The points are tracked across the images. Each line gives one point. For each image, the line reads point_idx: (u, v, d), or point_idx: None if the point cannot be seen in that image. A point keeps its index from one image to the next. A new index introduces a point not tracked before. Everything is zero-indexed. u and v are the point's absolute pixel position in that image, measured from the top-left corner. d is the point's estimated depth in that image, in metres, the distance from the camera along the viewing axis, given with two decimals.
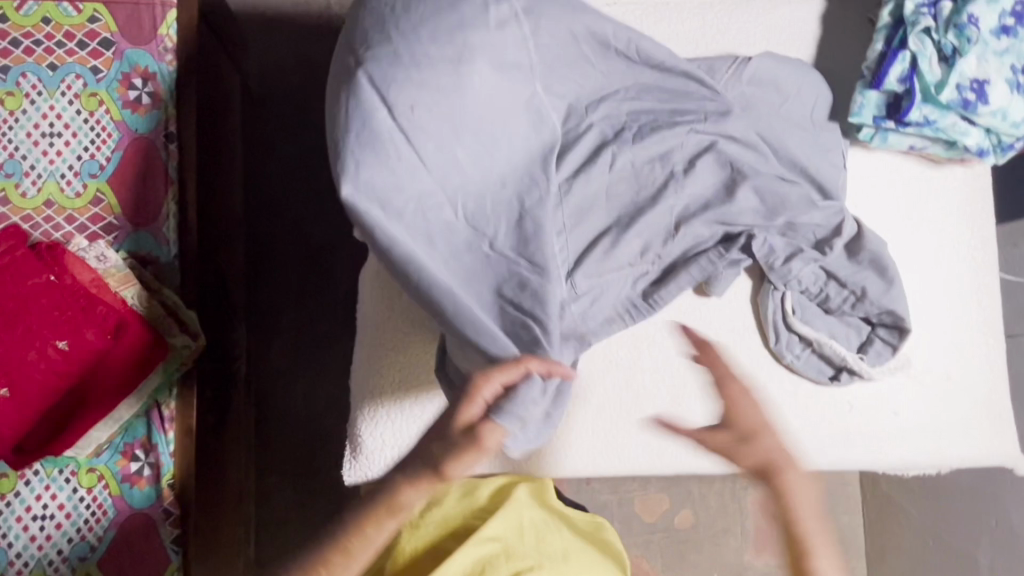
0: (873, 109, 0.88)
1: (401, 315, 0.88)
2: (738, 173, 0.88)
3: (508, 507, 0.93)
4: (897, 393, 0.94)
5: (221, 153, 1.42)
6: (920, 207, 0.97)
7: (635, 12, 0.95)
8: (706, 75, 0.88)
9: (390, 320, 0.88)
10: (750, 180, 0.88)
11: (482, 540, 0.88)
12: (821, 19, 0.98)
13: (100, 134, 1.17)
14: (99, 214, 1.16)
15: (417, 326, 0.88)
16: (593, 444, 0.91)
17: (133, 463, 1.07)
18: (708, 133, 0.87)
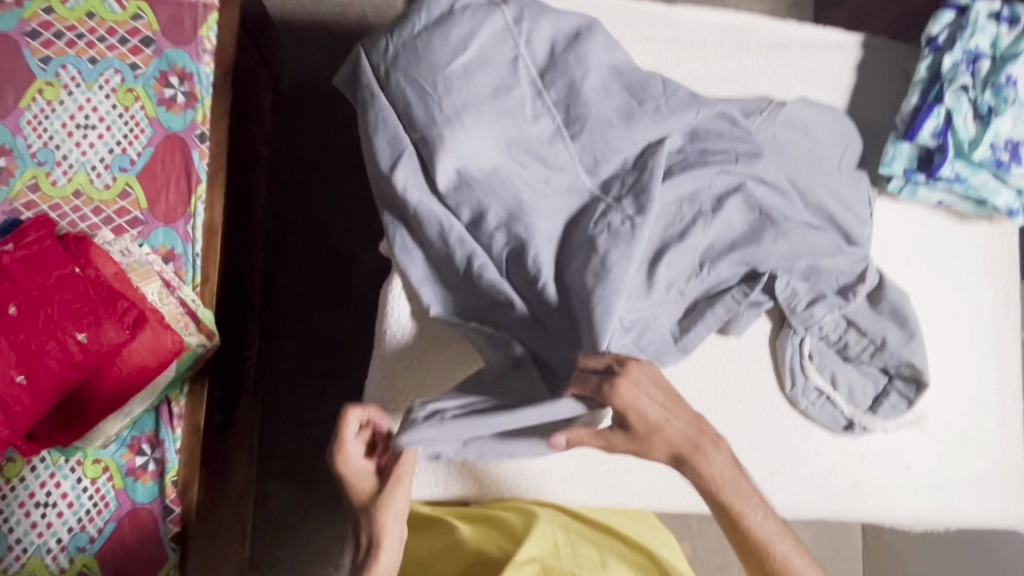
0: (904, 161, 0.88)
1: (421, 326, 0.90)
2: (765, 216, 0.88)
3: (536, 528, 0.79)
4: (910, 446, 0.93)
5: (248, 155, 1.44)
6: (946, 261, 0.96)
7: (672, 47, 0.95)
8: (738, 117, 0.89)
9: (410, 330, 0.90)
10: (777, 223, 0.88)
11: (517, 563, 0.73)
12: (857, 67, 0.98)
13: (133, 129, 1.19)
14: (126, 207, 1.16)
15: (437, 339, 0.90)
16: (608, 479, 0.91)
17: (139, 458, 1.12)
18: (737, 174, 0.87)
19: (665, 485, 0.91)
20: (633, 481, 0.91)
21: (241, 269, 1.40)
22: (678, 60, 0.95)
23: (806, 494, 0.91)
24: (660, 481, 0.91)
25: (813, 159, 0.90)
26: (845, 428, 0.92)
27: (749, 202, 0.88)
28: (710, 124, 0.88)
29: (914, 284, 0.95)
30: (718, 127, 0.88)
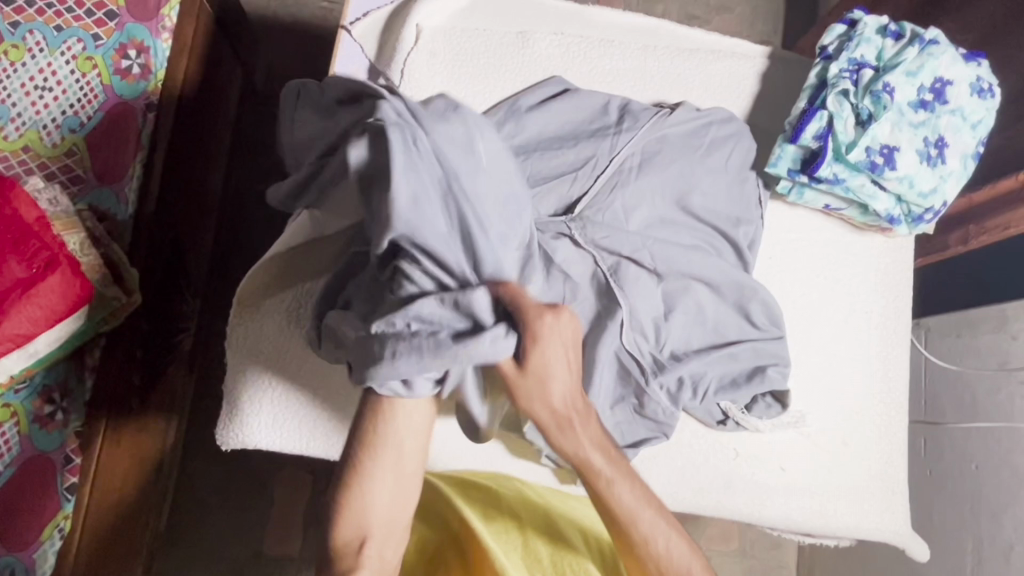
0: (788, 161, 0.90)
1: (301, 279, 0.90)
2: (645, 207, 0.90)
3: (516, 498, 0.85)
4: (786, 447, 0.93)
5: (211, 137, 1.44)
6: (836, 268, 0.98)
7: (582, 43, 0.99)
8: (623, 120, 0.91)
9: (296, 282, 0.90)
10: (656, 214, 0.90)
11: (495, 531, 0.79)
12: (760, 77, 1.02)
13: (87, 95, 1.21)
14: (70, 166, 1.19)
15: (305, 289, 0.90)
16: (651, 475, 0.90)
17: (46, 406, 1.12)
18: (614, 173, 0.89)
19: (659, 487, 0.90)
20: (644, 476, 0.89)
21: (184, 232, 1.37)
22: (585, 56, 0.99)
23: (676, 485, 0.90)
24: (658, 482, 0.90)
25: (706, 155, 0.92)
26: (718, 421, 0.91)
27: (628, 199, 0.89)
28: (592, 123, 0.91)
29: (798, 288, 0.97)
30: (602, 133, 0.90)
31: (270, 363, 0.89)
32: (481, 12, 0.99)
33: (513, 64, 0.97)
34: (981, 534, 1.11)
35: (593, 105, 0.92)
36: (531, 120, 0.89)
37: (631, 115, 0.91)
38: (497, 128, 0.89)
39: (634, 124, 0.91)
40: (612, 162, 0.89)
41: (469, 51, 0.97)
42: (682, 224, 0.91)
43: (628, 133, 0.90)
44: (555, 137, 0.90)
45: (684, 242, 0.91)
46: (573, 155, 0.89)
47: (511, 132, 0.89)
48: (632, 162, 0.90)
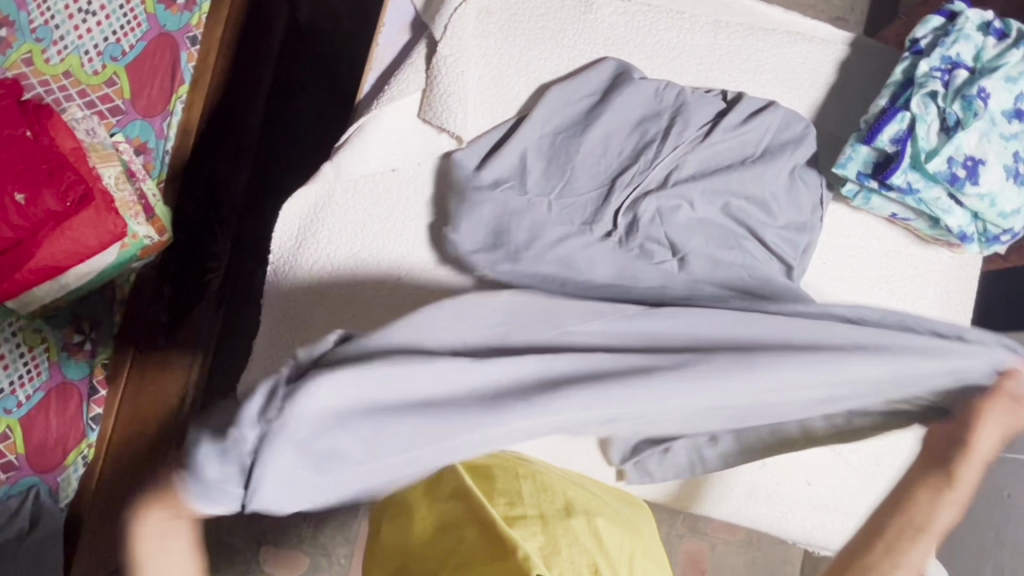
0: (859, 164, 0.84)
1: (342, 235, 0.86)
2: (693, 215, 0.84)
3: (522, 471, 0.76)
4: (816, 464, 0.89)
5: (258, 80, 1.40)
6: (894, 281, 0.92)
7: (648, 14, 0.92)
8: (671, 122, 0.85)
9: (338, 238, 0.86)
10: (702, 221, 0.84)
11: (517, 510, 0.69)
12: (839, 65, 0.94)
13: (130, 22, 1.22)
14: (109, 95, 1.20)
15: (345, 246, 0.86)
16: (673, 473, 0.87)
17: (76, 335, 1.15)
18: (658, 179, 0.85)
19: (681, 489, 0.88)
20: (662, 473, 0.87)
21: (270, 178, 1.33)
22: (650, 27, 0.92)
23: (694, 488, 0.88)
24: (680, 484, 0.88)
25: (763, 154, 0.86)
26: None
27: (671, 200, 0.84)
28: (637, 125, 0.86)
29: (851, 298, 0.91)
30: (649, 134, 0.86)
31: (311, 312, 0.85)
32: None
33: (572, 32, 0.91)
34: (1003, 564, 1.06)
35: (643, 91, 0.87)
36: (573, 130, 0.87)
37: (682, 113, 0.86)
38: (540, 125, 0.87)
39: (686, 120, 0.85)
40: (657, 172, 0.84)
41: (527, 12, 0.91)
42: (727, 233, 0.85)
43: (677, 136, 0.85)
44: (598, 144, 0.86)
45: (729, 251, 0.84)
46: (617, 160, 0.86)
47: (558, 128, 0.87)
48: (674, 160, 0.85)
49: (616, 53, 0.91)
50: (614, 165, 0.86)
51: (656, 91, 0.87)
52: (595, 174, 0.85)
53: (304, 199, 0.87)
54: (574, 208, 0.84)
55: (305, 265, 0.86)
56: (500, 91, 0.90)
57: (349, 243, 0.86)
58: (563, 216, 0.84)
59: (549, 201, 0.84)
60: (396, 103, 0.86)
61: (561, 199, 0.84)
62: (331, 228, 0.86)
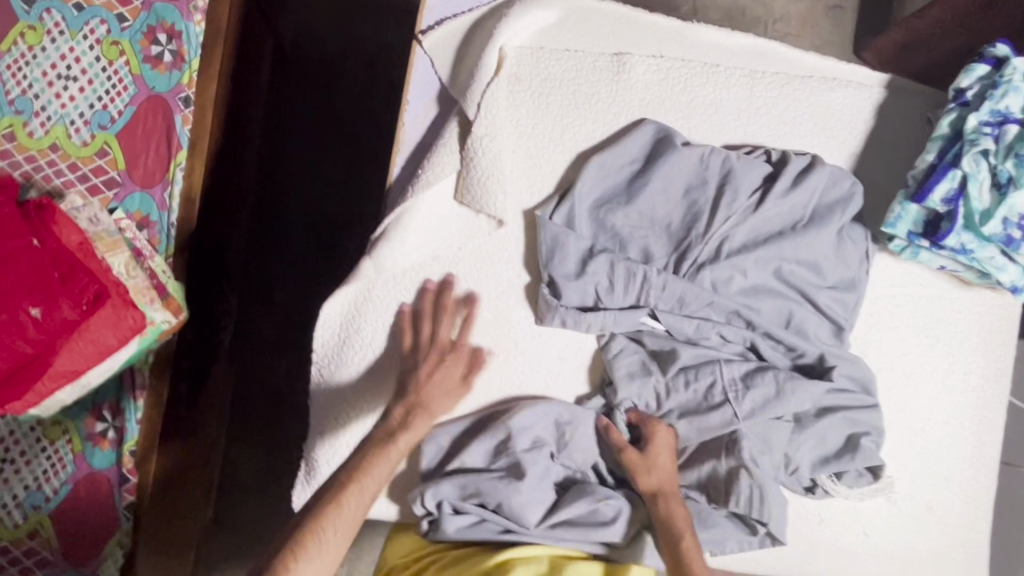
0: (909, 223, 0.83)
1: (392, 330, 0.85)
2: (745, 291, 0.84)
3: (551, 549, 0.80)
4: (872, 514, 0.90)
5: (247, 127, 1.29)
6: (939, 326, 0.92)
7: (681, 70, 0.88)
8: (720, 193, 0.83)
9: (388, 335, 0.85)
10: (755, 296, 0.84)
11: None
12: (876, 109, 0.91)
13: (115, 85, 1.13)
14: (103, 166, 1.13)
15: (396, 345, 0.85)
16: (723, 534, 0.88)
17: (99, 425, 1.11)
18: (708, 255, 0.83)
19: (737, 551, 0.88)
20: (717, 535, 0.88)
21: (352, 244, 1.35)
22: (684, 84, 0.88)
23: (755, 552, 0.89)
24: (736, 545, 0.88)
25: (811, 217, 0.84)
26: (806, 489, 0.89)
27: (721, 271, 0.82)
28: (683, 197, 0.84)
29: (897, 348, 0.91)
30: (697, 205, 0.83)
31: (370, 408, 0.85)
32: (569, 31, 0.88)
33: (606, 95, 0.87)
34: None
35: (687, 160, 0.84)
36: (615, 204, 0.85)
37: (730, 182, 0.83)
38: (586, 203, 0.85)
39: (736, 189, 0.83)
40: (708, 245, 0.82)
41: (557, 78, 0.87)
42: (775, 302, 0.85)
43: (727, 206, 0.82)
44: (643, 217, 0.84)
45: (780, 321, 0.85)
46: (666, 234, 0.84)
47: (601, 204, 0.85)
48: (725, 232, 0.83)
49: (652, 114, 0.88)
50: (661, 241, 0.84)
51: (700, 158, 0.84)
52: (643, 251, 0.84)
53: (344, 296, 0.85)
54: (625, 287, 0.83)
55: (355, 360, 0.85)
56: (536, 163, 0.87)
57: (395, 339, 0.85)
58: (612, 296, 0.84)
59: (600, 282, 0.83)
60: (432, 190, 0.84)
61: (611, 281, 0.83)
62: (378, 320, 0.85)
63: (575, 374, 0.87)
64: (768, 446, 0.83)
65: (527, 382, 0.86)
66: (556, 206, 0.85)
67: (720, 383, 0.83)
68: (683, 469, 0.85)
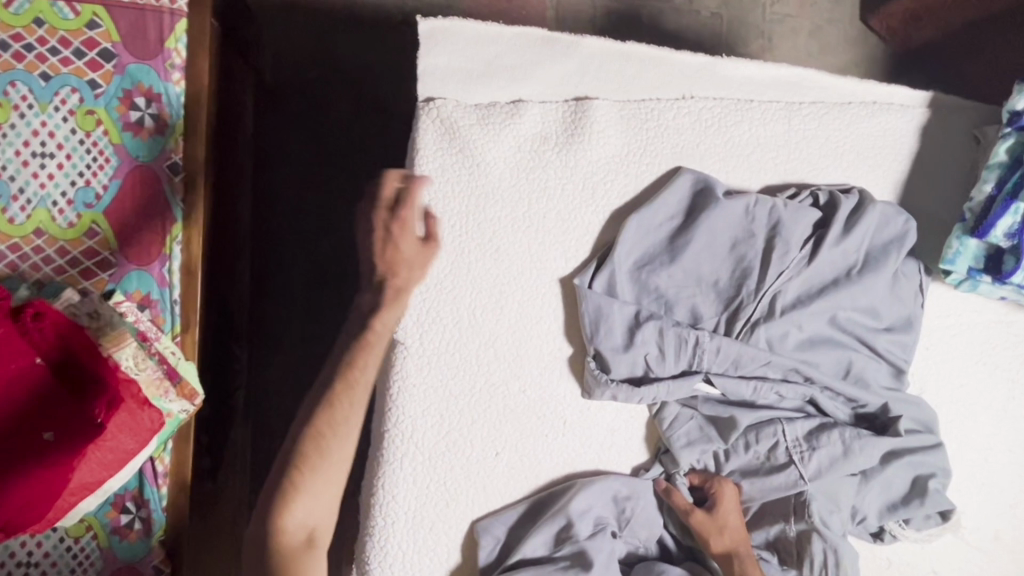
0: (969, 258, 0.78)
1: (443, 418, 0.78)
2: (802, 345, 0.80)
3: None
4: (939, 552, 0.88)
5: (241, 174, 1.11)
6: (997, 353, 0.88)
7: (714, 110, 0.82)
8: (769, 245, 0.78)
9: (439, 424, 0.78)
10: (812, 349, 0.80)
11: None
12: (920, 132, 0.86)
13: (95, 159, 0.89)
14: (92, 249, 0.89)
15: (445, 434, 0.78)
16: None
17: (123, 515, 0.87)
18: (760, 313, 0.78)
19: None
20: None
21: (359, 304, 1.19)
22: (718, 124, 0.83)
23: None
24: None
25: (865, 261, 0.80)
26: (873, 535, 0.85)
27: (776, 325, 0.78)
28: (729, 251, 0.79)
29: (957, 379, 0.88)
30: (747, 259, 0.78)
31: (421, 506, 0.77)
32: (591, 79, 0.82)
33: (637, 144, 0.81)
34: None
35: (732, 212, 0.78)
36: (658, 264, 0.79)
37: (779, 232, 0.78)
38: (626, 266, 0.79)
39: (787, 239, 0.78)
40: (761, 300, 0.78)
41: (585, 131, 0.80)
42: (831, 353, 0.81)
43: (780, 257, 0.77)
44: (690, 276, 0.79)
45: (838, 370, 0.81)
46: (714, 292, 0.79)
47: (644, 266, 0.80)
48: (778, 286, 0.78)
49: (687, 161, 0.82)
50: (709, 299, 0.79)
51: (745, 209, 0.79)
52: (692, 312, 0.80)
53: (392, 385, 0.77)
54: (677, 351, 0.79)
55: (398, 456, 0.77)
56: (569, 226, 0.80)
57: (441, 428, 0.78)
58: (663, 363, 0.79)
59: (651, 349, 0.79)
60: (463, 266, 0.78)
61: (663, 346, 0.78)
62: (419, 411, 0.78)
63: (628, 443, 0.82)
64: (836, 505, 0.80)
65: (579, 458, 0.81)
66: (595, 272, 0.79)
67: (784, 444, 0.80)
68: (751, 530, 0.81)
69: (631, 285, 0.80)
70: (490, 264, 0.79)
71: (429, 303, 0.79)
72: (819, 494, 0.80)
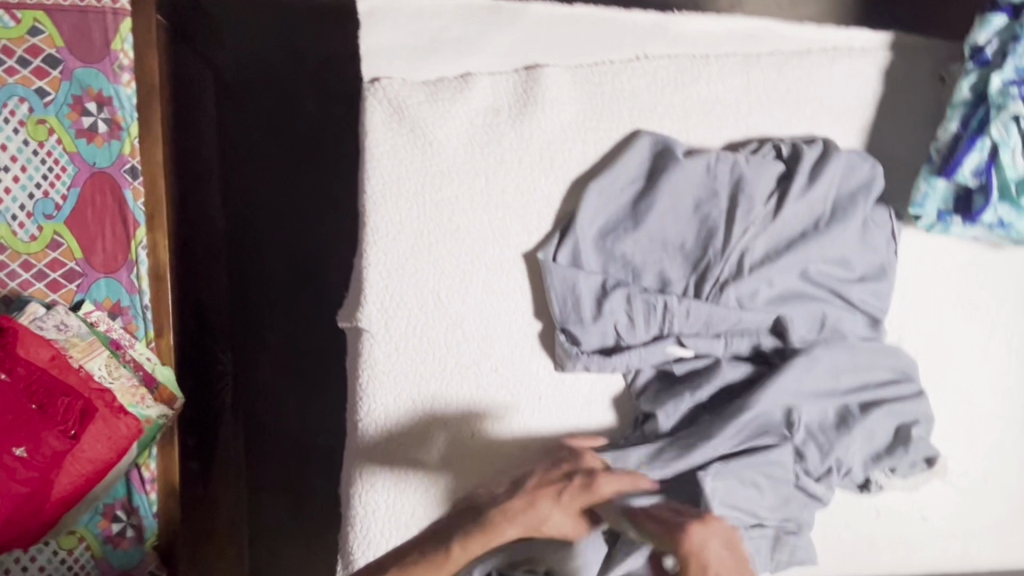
0: (938, 201, 0.77)
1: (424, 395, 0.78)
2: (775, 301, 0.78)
3: None
4: (927, 498, 0.88)
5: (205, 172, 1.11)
6: (975, 295, 0.87)
7: (669, 69, 0.80)
8: (734, 203, 0.76)
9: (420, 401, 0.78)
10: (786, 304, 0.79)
11: None
12: (883, 75, 0.84)
13: (51, 169, 0.94)
14: (58, 260, 0.95)
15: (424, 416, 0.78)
16: None
17: (114, 524, 0.95)
18: (729, 272, 0.77)
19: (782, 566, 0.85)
20: None
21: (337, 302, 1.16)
22: (675, 83, 0.80)
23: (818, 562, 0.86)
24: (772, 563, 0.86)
25: (833, 212, 0.78)
26: (861, 487, 0.84)
27: (745, 284, 0.77)
28: (695, 212, 0.77)
29: (936, 325, 0.86)
30: (712, 218, 0.77)
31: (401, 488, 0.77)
32: (541, 47, 0.80)
33: (592, 110, 0.79)
34: None
35: (694, 172, 0.77)
36: (622, 231, 0.78)
37: (743, 189, 0.76)
38: (589, 236, 0.78)
39: (750, 195, 0.76)
40: (728, 259, 0.76)
41: (539, 100, 0.78)
42: (805, 311, 0.79)
43: (745, 214, 0.76)
44: (655, 240, 0.78)
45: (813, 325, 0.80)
46: (682, 255, 0.78)
47: (610, 233, 0.78)
48: (744, 244, 0.76)
49: (646, 123, 0.80)
50: (677, 262, 0.78)
51: (706, 167, 0.77)
52: (662, 276, 0.78)
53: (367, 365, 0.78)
54: (647, 318, 0.77)
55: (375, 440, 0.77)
56: (530, 199, 0.79)
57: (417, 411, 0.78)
58: (635, 330, 0.78)
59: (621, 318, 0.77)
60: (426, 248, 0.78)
61: (633, 312, 0.77)
62: (390, 398, 0.77)
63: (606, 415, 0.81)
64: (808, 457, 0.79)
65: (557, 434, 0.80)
66: (559, 243, 0.78)
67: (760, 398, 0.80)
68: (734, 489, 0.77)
69: (597, 254, 0.78)
70: (451, 244, 0.78)
71: (398, 287, 0.78)
72: (795, 451, 0.79)
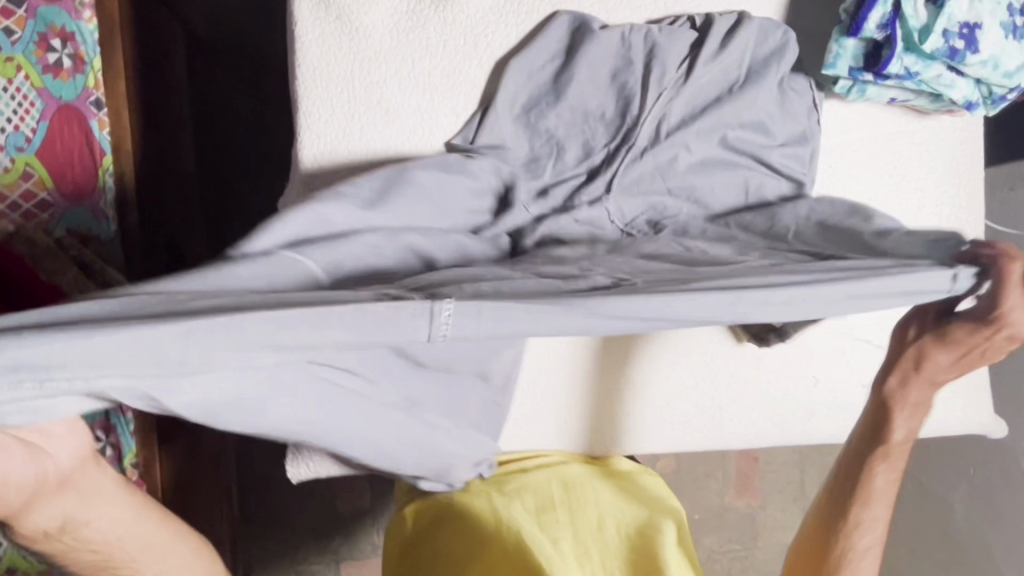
0: (849, 59, 0.79)
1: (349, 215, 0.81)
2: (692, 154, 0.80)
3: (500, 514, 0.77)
4: (865, 365, 0.90)
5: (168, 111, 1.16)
6: (904, 163, 0.90)
7: None
8: (649, 73, 0.79)
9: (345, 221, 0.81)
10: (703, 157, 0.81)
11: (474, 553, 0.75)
12: None
13: (21, 104, 0.99)
14: (30, 190, 1.00)
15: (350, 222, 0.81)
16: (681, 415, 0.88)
17: (98, 444, 1.10)
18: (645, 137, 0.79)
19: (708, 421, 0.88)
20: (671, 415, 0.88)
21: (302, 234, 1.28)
22: None
23: (760, 428, 0.89)
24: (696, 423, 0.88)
25: (748, 77, 0.81)
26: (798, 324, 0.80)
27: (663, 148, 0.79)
28: (611, 82, 0.80)
29: (864, 193, 0.89)
30: (628, 87, 0.80)
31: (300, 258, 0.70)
32: None
33: None
34: None
35: (609, 44, 0.80)
36: (544, 106, 0.80)
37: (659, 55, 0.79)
38: (510, 111, 0.80)
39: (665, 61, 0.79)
40: (648, 122, 0.79)
41: None
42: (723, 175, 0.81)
43: (660, 78, 0.79)
44: (577, 111, 0.80)
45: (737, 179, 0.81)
46: (603, 124, 0.80)
47: (534, 108, 0.80)
48: (661, 111, 0.79)
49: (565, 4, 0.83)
50: (596, 128, 0.80)
51: (621, 38, 0.80)
52: (586, 142, 0.80)
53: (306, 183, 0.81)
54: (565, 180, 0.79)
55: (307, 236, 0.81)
56: (455, 81, 0.82)
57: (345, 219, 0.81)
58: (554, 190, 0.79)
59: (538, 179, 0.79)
60: (359, 133, 0.81)
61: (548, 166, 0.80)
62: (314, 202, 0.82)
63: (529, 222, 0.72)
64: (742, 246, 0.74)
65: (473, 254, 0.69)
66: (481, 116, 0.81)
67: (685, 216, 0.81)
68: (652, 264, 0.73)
69: (521, 126, 0.80)
70: (381, 125, 0.82)
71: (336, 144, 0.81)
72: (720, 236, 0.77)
